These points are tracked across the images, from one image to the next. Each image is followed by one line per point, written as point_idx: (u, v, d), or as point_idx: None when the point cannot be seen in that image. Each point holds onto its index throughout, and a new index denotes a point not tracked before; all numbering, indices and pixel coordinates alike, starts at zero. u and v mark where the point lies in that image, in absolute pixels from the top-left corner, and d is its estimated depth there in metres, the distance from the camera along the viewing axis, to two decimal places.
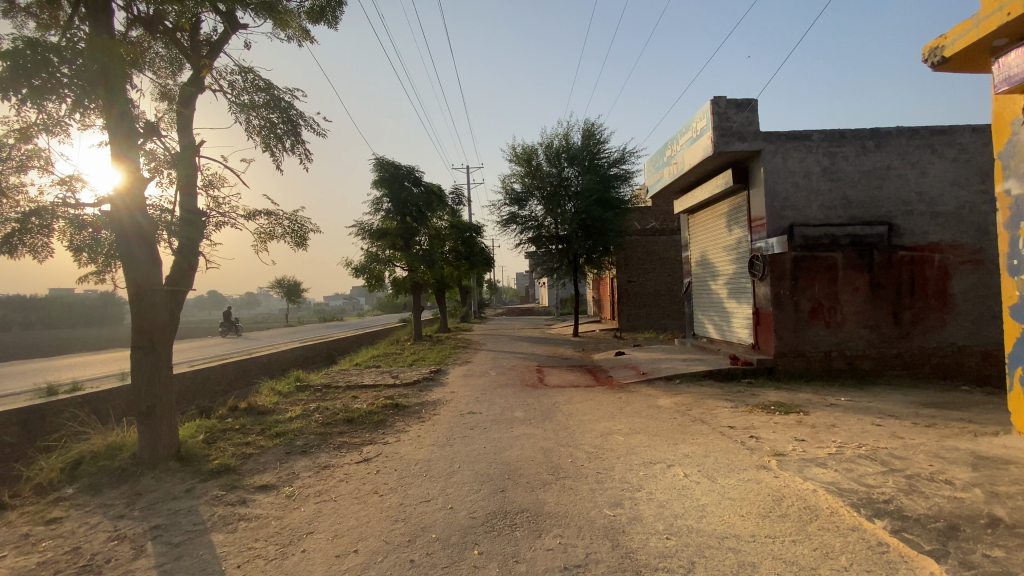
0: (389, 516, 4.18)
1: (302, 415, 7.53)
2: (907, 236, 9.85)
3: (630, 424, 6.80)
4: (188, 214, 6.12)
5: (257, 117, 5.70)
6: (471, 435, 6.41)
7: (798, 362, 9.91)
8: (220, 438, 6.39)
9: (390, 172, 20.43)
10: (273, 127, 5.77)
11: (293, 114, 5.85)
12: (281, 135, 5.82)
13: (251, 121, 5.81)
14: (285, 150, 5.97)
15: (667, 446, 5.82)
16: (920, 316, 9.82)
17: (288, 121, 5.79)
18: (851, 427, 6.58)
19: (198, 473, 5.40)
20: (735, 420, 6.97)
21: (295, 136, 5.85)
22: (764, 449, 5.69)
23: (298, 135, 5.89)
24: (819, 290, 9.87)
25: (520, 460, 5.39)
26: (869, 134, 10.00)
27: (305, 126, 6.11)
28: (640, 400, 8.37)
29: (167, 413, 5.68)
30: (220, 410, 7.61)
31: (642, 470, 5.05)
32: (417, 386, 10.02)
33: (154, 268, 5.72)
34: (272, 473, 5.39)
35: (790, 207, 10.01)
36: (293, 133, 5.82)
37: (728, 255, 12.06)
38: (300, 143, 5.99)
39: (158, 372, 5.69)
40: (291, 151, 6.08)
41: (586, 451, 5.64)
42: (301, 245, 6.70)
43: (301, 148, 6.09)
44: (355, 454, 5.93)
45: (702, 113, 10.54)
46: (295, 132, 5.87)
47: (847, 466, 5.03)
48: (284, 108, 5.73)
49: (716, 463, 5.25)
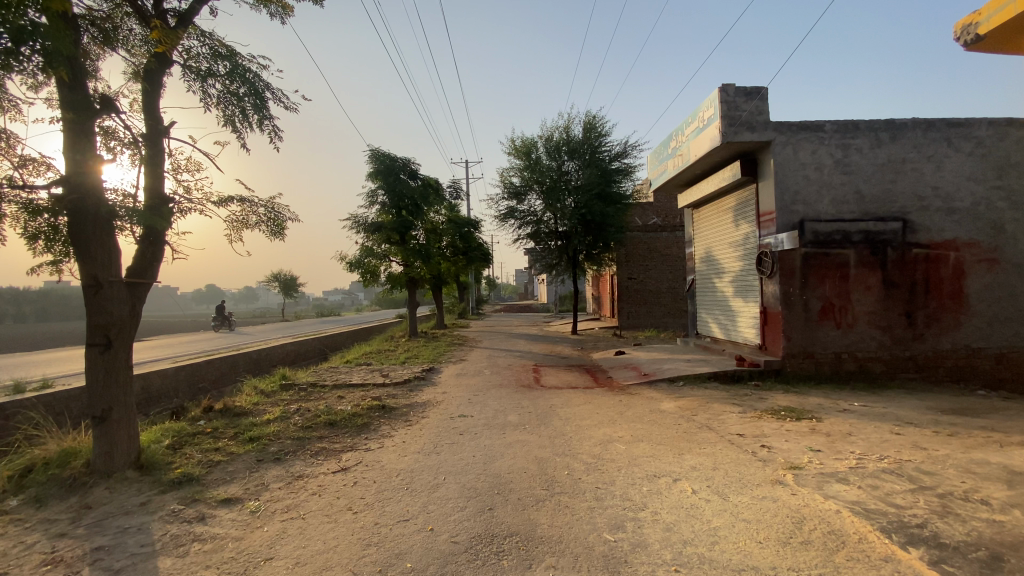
0: (360, 540, 3.70)
1: (281, 417, 7.04)
2: (923, 233, 9.36)
3: (631, 431, 6.32)
4: (151, 198, 5.66)
5: (218, 87, 5.26)
6: (459, 442, 5.91)
7: (807, 364, 9.40)
8: (186, 444, 5.89)
9: (385, 164, 19.88)
10: (238, 100, 5.34)
11: (261, 88, 5.42)
12: (247, 110, 5.40)
13: (212, 92, 5.37)
14: (250, 125, 5.57)
15: (672, 457, 5.33)
16: (935, 317, 9.35)
17: (254, 95, 5.37)
18: (867, 436, 6.10)
19: (157, 485, 4.91)
20: (744, 427, 6.49)
21: (262, 111, 5.42)
22: (777, 461, 5.21)
23: (266, 111, 5.48)
24: (829, 288, 9.37)
25: (510, 472, 4.90)
26: (884, 125, 9.49)
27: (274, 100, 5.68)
28: (642, 403, 7.89)
29: (124, 418, 5.22)
30: (193, 412, 7.13)
31: (644, 486, 4.57)
32: (407, 386, 9.53)
33: (112, 257, 5.23)
34: (238, 485, 4.91)
35: (801, 202, 9.49)
36: (260, 107, 5.41)
37: (734, 251, 11.56)
38: (270, 120, 5.58)
39: (114, 374, 5.22)
40: (259, 127, 5.66)
41: (583, 463, 5.15)
42: (278, 234, 6.20)
43: (268, 124, 5.68)
44: (331, 463, 5.44)
45: (709, 102, 10.01)
46: (261, 106, 5.46)
47: (870, 483, 4.54)
48: (249, 79, 5.31)
49: (726, 477, 4.76)
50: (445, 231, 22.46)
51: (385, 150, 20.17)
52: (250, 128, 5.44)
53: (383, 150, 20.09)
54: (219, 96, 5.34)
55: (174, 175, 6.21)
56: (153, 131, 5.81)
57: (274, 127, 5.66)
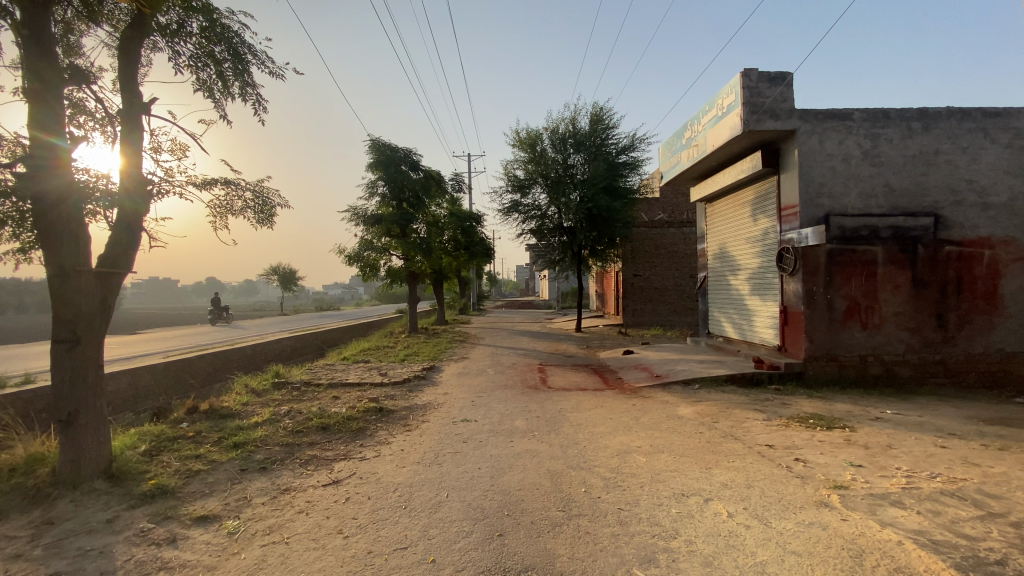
0: (352, 572, 3.19)
1: (270, 420, 6.51)
2: (955, 230, 8.82)
3: (650, 440, 5.79)
4: (128, 182, 5.12)
5: (192, 46, 4.83)
6: (463, 452, 5.39)
7: (831, 367, 8.87)
8: (163, 450, 5.37)
9: (386, 154, 19.29)
10: (215, 61, 4.93)
11: (241, 49, 5.01)
12: (226, 74, 5.03)
13: (185, 52, 4.94)
14: (229, 93, 5.15)
15: (699, 472, 4.80)
16: (966, 318, 8.82)
17: (234, 57, 4.97)
18: (910, 449, 5.59)
19: (126, 498, 4.39)
20: (773, 437, 5.96)
21: (243, 77, 5.07)
22: (818, 479, 4.68)
23: (248, 76, 5.12)
24: (855, 287, 8.84)
25: (521, 489, 4.38)
26: (916, 114, 8.94)
27: (256, 65, 5.27)
28: (658, 408, 7.37)
29: (93, 421, 4.69)
30: (176, 414, 6.60)
31: (673, 508, 4.06)
32: (406, 386, 9.01)
33: (80, 243, 4.66)
34: (218, 499, 4.39)
35: (826, 194, 8.94)
36: (240, 71, 5.04)
37: (752, 247, 11.00)
38: (252, 87, 5.23)
39: (82, 375, 4.69)
40: (240, 95, 5.25)
41: (602, 478, 4.63)
42: (265, 221, 5.67)
43: (250, 91, 5.28)
44: (322, 474, 4.92)
45: (730, 88, 9.45)
46: (241, 70, 5.06)
47: (929, 508, 4.07)
48: (229, 38, 4.89)
49: (764, 498, 4.24)
50: (446, 225, 21.86)
51: (385, 141, 19.57)
52: (231, 96, 5.08)
53: (384, 141, 19.49)
54: (192, 58, 4.95)
55: (154, 157, 5.70)
56: (130, 102, 5.27)
57: (257, 96, 5.32)
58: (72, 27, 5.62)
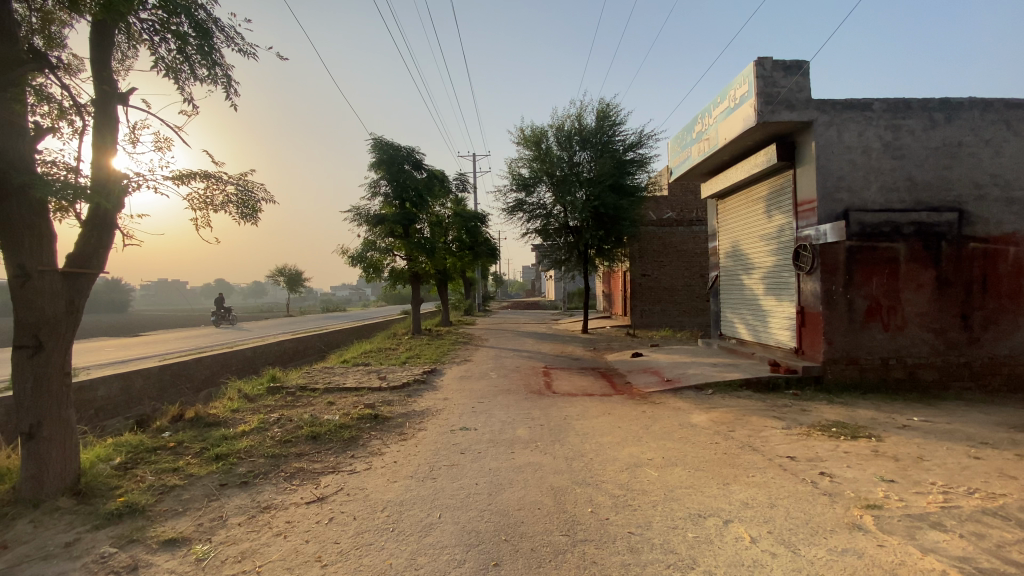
0: None
1: (258, 428, 6.14)
2: (981, 226, 8.33)
3: (662, 452, 5.37)
4: (98, 177, 4.80)
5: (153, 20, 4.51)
6: (460, 464, 5.01)
7: (851, 370, 8.39)
8: (139, 464, 5.04)
9: (388, 153, 18.97)
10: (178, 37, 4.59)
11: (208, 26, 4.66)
12: (190, 51, 4.69)
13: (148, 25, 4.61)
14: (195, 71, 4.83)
15: (716, 490, 4.38)
16: (993, 319, 8.32)
17: (200, 34, 4.62)
18: (943, 461, 5.14)
19: (90, 519, 4.04)
20: (794, 448, 5.52)
21: (209, 58, 4.76)
22: (848, 497, 4.25)
23: (215, 57, 4.82)
24: (876, 286, 8.36)
25: (520, 509, 3.98)
26: (939, 104, 8.44)
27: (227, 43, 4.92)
28: (669, 416, 6.94)
29: (57, 433, 4.37)
30: (159, 422, 6.25)
31: (689, 531, 3.65)
32: (405, 392, 8.64)
33: (45, 241, 4.35)
34: (190, 520, 4.04)
35: (845, 189, 8.48)
36: (206, 50, 4.70)
37: (766, 245, 10.53)
38: (220, 67, 4.89)
39: (45, 383, 4.36)
40: (209, 75, 4.91)
41: (609, 497, 4.23)
42: (250, 217, 5.34)
43: (221, 71, 4.95)
44: (306, 490, 4.55)
45: (742, 78, 9.01)
46: (208, 49, 4.71)
47: (973, 531, 3.62)
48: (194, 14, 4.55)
49: (789, 520, 3.82)
50: (450, 225, 21.49)
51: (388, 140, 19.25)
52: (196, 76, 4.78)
53: (386, 140, 19.18)
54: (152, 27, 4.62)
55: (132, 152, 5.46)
56: (106, 93, 5.00)
57: (226, 76, 5.00)
58: (53, 17, 5.24)
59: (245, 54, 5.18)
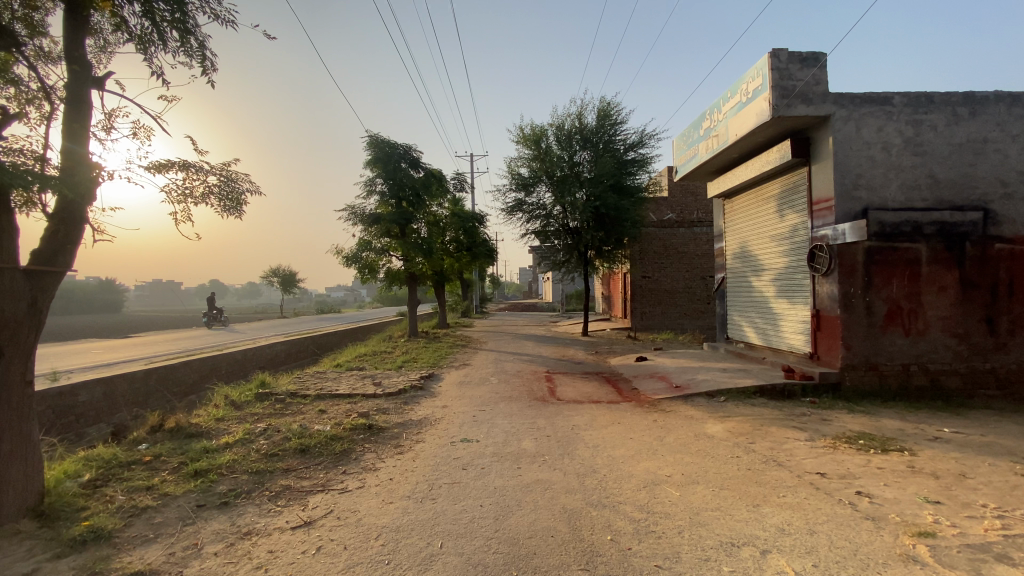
0: None
1: (243, 440, 5.68)
2: (1007, 226, 7.97)
3: (681, 468, 4.95)
4: (68, 166, 4.36)
5: None
6: (462, 483, 4.57)
7: (870, 377, 8.01)
8: (110, 481, 4.57)
9: (385, 151, 18.54)
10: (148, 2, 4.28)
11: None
12: (161, 19, 4.38)
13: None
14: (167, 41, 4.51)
15: (747, 514, 3.97)
16: (1020, 323, 7.96)
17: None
18: (988, 479, 4.75)
19: (49, 546, 3.54)
20: (823, 464, 5.11)
21: (183, 24, 4.45)
22: (895, 523, 3.85)
23: (189, 24, 4.51)
24: (897, 289, 7.99)
25: (531, 537, 3.55)
26: (962, 98, 8.09)
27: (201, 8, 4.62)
28: (683, 426, 6.53)
29: (17, 449, 3.89)
30: (136, 434, 5.77)
31: (725, 565, 3.23)
32: (401, 398, 8.19)
33: (5, 235, 3.88)
34: (161, 548, 3.58)
35: (864, 187, 8.12)
36: (179, 15, 4.41)
37: (778, 246, 10.14)
38: (196, 35, 4.59)
39: (4, 395, 3.88)
40: (184, 46, 4.59)
41: (630, 522, 3.80)
42: (235, 209, 4.90)
43: (197, 41, 4.65)
44: (293, 513, 4.09)
45: (756, 71, 8.63)
46: (180, 15, 4.42)
47: None
48: None
49: (835, 551, 3.41)
50: (448, 225, 21.06)
51: (385, 137, 18.81)
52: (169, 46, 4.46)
53: (383, 137, 18.73)
54: None
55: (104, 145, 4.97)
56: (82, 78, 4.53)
57: (202, 47, 4.71)
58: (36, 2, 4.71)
59: (223, 22, 4.88)
